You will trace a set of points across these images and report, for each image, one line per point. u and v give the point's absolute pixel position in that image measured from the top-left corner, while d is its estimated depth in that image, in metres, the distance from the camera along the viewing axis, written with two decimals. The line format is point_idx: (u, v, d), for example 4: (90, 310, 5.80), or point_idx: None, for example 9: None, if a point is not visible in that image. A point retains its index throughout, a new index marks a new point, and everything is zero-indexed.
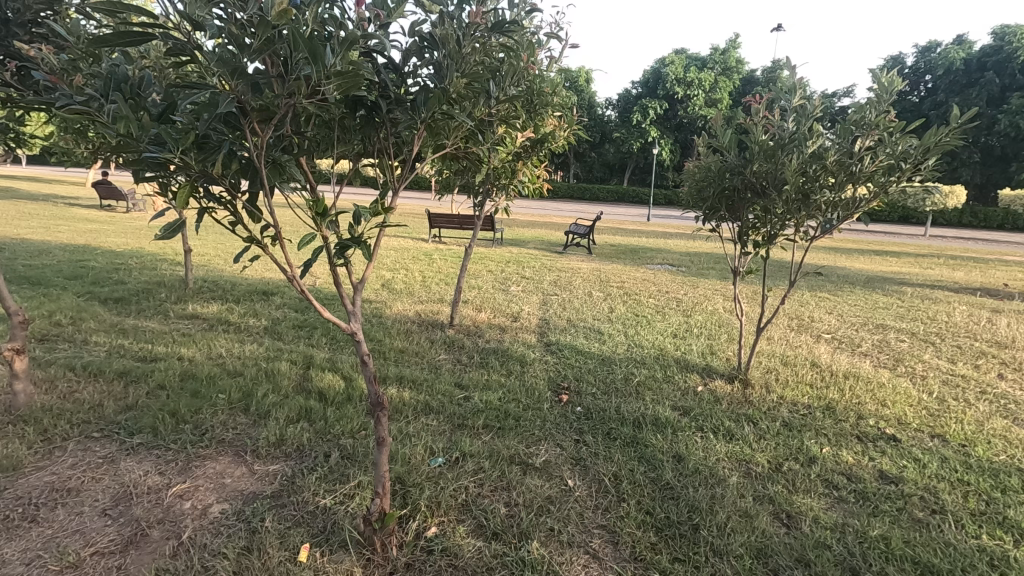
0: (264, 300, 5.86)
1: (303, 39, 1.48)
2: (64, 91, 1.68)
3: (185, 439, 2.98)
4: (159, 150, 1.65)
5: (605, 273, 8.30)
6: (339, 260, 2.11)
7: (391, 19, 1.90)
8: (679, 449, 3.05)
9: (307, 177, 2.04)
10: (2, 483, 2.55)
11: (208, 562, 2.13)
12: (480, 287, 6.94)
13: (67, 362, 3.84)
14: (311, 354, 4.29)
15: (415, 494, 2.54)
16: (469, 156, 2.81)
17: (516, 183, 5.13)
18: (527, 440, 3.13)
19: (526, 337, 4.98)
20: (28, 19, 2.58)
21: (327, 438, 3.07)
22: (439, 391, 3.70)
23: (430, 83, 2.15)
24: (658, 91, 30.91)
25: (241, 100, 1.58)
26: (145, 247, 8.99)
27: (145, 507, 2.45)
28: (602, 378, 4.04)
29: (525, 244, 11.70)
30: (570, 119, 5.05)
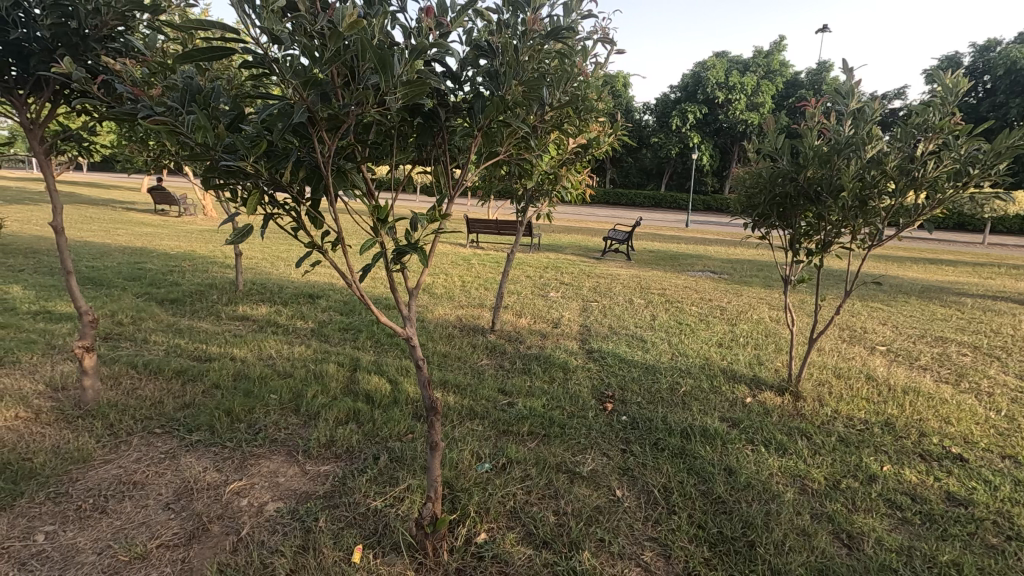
0: (311, 302, 6.01)
1: (372, 50, 1.51)
2: (144, 103, 1.76)
3: (240, 437, 3.08)
4: (233, 159, 1.70)
5: (646, 279, 8.20)
6: (395, 266, 2.14)
7: (451, 28, 1.92)
8: (730, 462, 2.97)
9: (368, 184, 2.08)
10: (74, 475, 2.69)
11: (266, 559, 2.18)
12: (520, 293, 6.95)
13: (129, 359, 4.02)
14: (357, 356, 4.37)
15: (464, 499, 2.55)
16: (519, 163, 2.81)
17: (560, 189, 5.11)
18: (573, 448, 3.10)
19: (569, 343, 4.95)
20: (105, 35, 2.74)
21: (376, 441, 3.11)
22: (483, 395, 3.71)
23: (486, 90, 2.17)
24: (698, 96, 30.39)
25: (312, 110, 1.62)
26: (197, 250, 9.35)
27: (205, 502, 2.53)
28: (647, 387, 3.97)
29: (563, 250, 11.66)
30: (615, 125, 5.02)
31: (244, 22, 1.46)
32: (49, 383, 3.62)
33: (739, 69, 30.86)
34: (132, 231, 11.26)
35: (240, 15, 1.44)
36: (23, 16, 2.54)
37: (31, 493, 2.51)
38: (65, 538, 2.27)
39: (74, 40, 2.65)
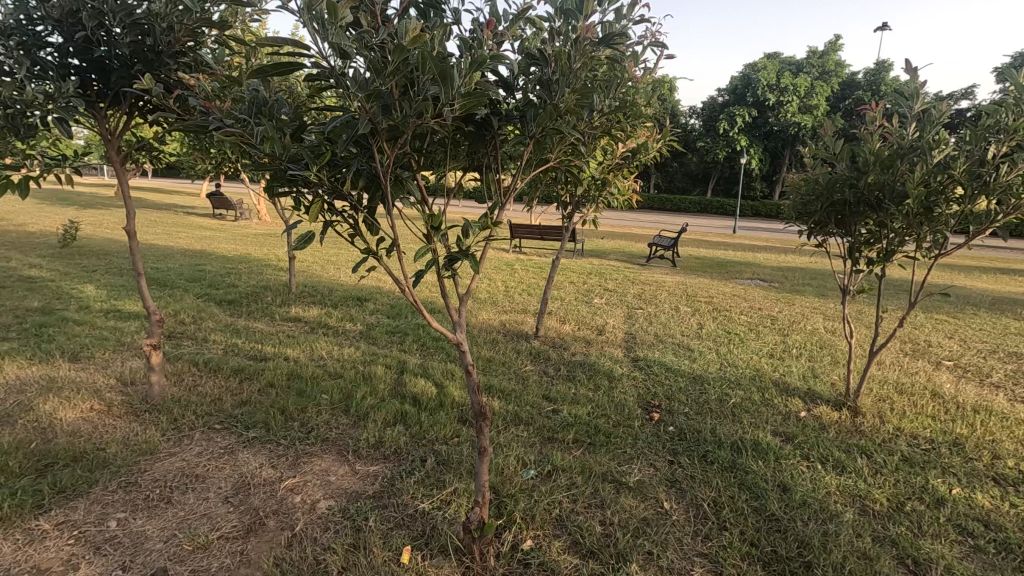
0: (359, 305, 6.17)
1: (434, 63, 1.55)
2: (216, 116, 1.86)
3: (294, 435, 3.18)
4: (298, 168, 1.78)
5: (692, 287, 8.03)
6: (447, 273, 2.18)
7: (505, 38, 1.95)
8: (783, 478, 2.86)
9: (422, 192, 2.12)
10: (143, 466, 2.84)
11: (319, 556, 2.24)
12: (563, 299, 6.93)
13: (191, 357, 4.23)
14: (403, 359, 4.45)
15: (510, 505, 2.56)
16: (569, 169, 2.81)
17: (606, 195, 5.08)
18: (618, 457, 3.06)
19: (613, 351, 4.90)
20: (178, 51, 2.91)
21: (423, 444, 3.16)
22: (527, 401, 3.72)
23: (538, 98, 2.19)
24: (747, 99, 29.60)
25: (373, 121, 1.67)
26: (252, 253, 9.75)
27: (262, 497, 2.63)
28: (695, 397, 3.88)
29: (606, 256, 11.54)
30: (663, 131, 4.95)
31: (315, 38, 1.52)
32: (119, 378, 3.84)
33: (791, 69, 29.87)
34: (192, 234, 11.85)
35: (311, 31, 1.50)
36: (106, 35, 2.70)
37: (104, 482, 2.67)
38: (135, 526, 2.40)
39: (149, 55, 2.82)
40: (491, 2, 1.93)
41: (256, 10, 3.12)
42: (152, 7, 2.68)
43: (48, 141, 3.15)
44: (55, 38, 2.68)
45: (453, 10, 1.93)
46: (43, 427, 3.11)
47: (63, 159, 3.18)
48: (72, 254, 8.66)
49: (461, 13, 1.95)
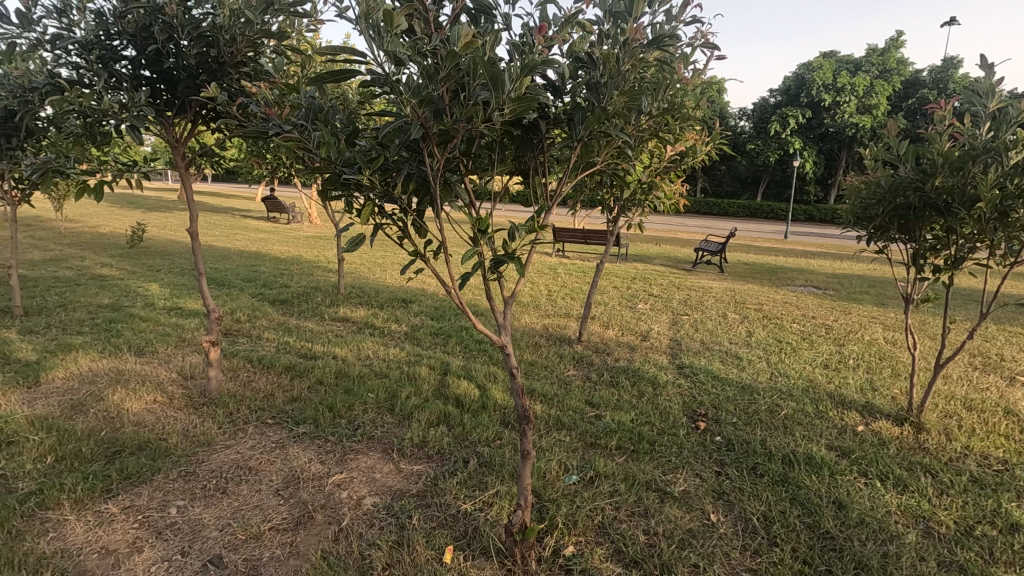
0: (404, 306, 6.29)
1: (486, 68, 1.57)
2: (276, 122, 1.94)
3: (341, 432, 3.26)
4: (351, 172, 1.84)
5: (741, 293, 7.79)
6: (493, 276, 2.19)
7: (555, 42, 1.95)
8: (839, 495, 2.73)
9: (470, 195, 2.15)
10: (201, 456, 2.98)
11: (365, 551, 2.30)
12: (607, 303, 6.86)
13: (246, 354, 4.41)
14: (446, 360, 4.51)
15: (552, 510, 2.54)
16: (616, 171, 2.77)
17: (652, 199, 5.00)
18: (663, 466, 3.00)
19: (658, 357, 4.80)
20: (240, 61, 3.05)
21: (465, 445, 3.19)
22: (570, 406, 3.69)
23: (587, 101, 2.18)
24: (801, 99, 28.56)
25: (425, 125, 1.71)
26: (303, 255, 10.09)
27: (310, 492, 2.71)
28: (744, 407, 3.76)
29: (651, 261, 11.34)
30: (713, 133, 4.83)
31: (371, 46, 1.56)
32: (180, 372, 4.05)
33: (849, 68, 28.64)
34: (249, 236, 12.37)
35: (368, 40, 1.55)
36: (174, 48, 2.88)
37: (166, 470, 2.82)
38: (193, 513, 2.52)
39: (213, 66, 2.98)
40: (541, 7, 1.93)
41: (313, 21, 3.24)
42: (216, 20, 2.83)
43: (119, 148, 3.32)
44: (129, 51, 2.86)
45: (503, 15, 1.95)
46: (112, 416, 3.31)
47: (133, 165, 3.29)
48: (139, 254, 9.20)
49: (511, 18, 1.96)
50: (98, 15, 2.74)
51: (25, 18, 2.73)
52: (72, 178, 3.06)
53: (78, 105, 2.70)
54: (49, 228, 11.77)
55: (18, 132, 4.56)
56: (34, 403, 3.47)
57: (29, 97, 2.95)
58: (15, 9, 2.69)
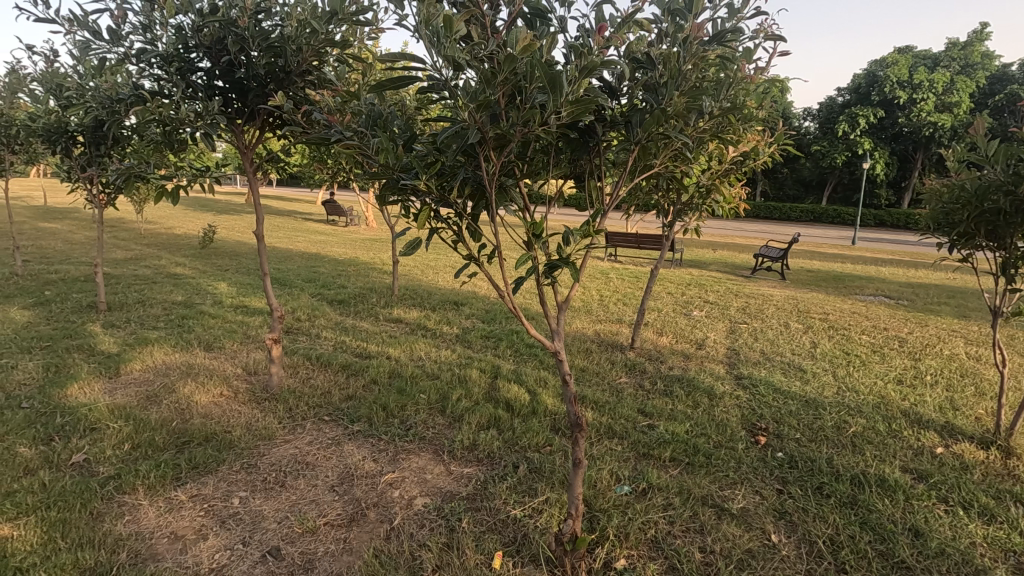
0: (456, 309, 6.36)
1: (544, 71, 1.56)
2: (338, 129, 2.00)
3: (394, 432, 3.32)
4: (409, 178, 1.86)
5: (804, 302, 7.43)
6: (547, 280, 2.16)
7: (613, 44, 1.91)
8: (915, 522, 2.54)
9: (525, 199, 2.13)
10: (262, 450, 3.10)
11: (415, 551, 2.32)
12: (661, 310, 6.69)
13: (305, 352, 4.58)
14: (497, 364, 4.51)
15: (603, 521, 2.49)
16: (674, 174, 2.69)
17: (711, 203, 4.84)
18: (720, 481, 2.88)
19: (714, 367, 4.64)
20: (305, 70, 3.17)
21: (515, 449, 3.18)
22: (622, 414, 3.61)
23: (645, 102, 2.13)
24: (872, 98, 27.05)
25: (482, 130, 1.71)
26: (359, 257, 10.40)
27: (364, 489, 2.77)
28: (808, 422, 3.57)
29: (707, 267, 10.99)
30: (776, 134, 4.63)
31: (430, 52, 1.57)
32: (245, 367, 4.25)
33: (926, 64, 26.91)
34: (309, 238, 12.87)
35: (427, 46, 1.56)
36: (246, 58, 3.02)
37: (230, 462, 2.95)
38: (254, 504, 2.62)
39: (280, 75, 3.12)
40: (598, 7, 1.90)
41: (374, 29, 3.32)
42: (284, 31, 2.96)
43: (193, 155, 3.51)
44: (205, 63, 3.02)
45: (558, 18, 1.93)
46: (183, 407, 3.50)
47: (206, 170, 3.46)
48: (209, 254, 9.75)
49: (567, 21, 1.94)
50: (178, 30, 2.90)
51: (115, 35, 2.93)
52: (152, 183, 3.27)
53: (159, 114, 2.88)
54: (130, 229, 12.65)
55: (106, 140, 4.93)
56: (114, 393, 3.72)
57: (116, 107, 3.16)
58: (107, 25, 2.90)
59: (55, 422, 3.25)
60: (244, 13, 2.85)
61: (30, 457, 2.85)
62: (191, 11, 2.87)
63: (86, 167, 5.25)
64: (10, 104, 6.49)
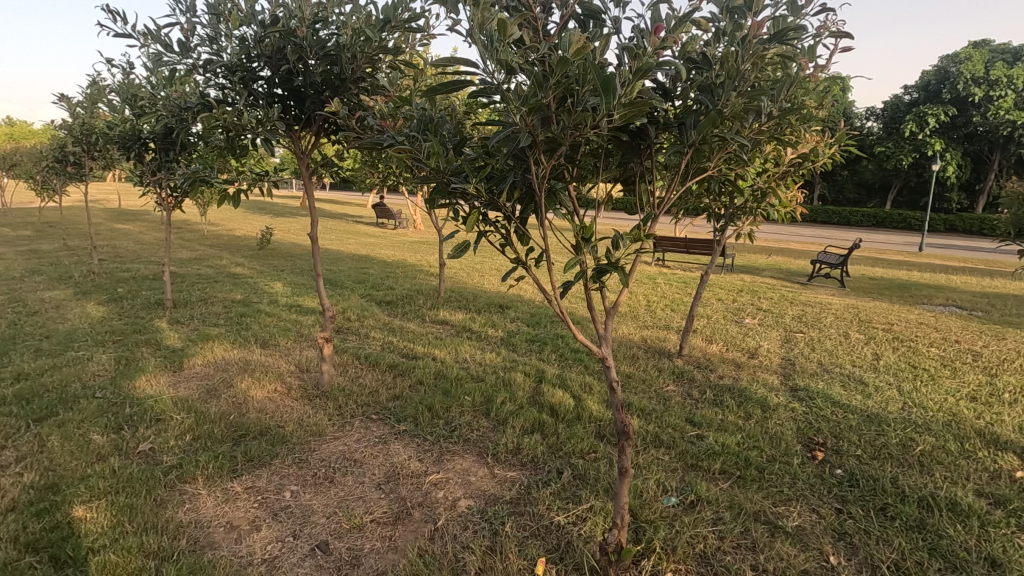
0: (501, 312, 6.37)
1: (597, 74, 1.53)
2: (390, 134, 2.04)
3: (439, 432, 3.35)
4: (459, 181, 1.88)
5: (866, 311, 7.04)
6: (595, 285, 2.12)
7: (669, 44, 1.86)
8: (992, 550, 2.36)
9: (574, 202, 2.11)
10: (312, 445, 3.19)
11: (459, 553, 2.32)
12: (710, 317, 6.50)
13: (354, 351, 4.70)
14: (542, 368, 4.49)
15: (649, 532, 2.43)
16: (729, 177, 2.59)
17: (765, 207, 4.67)
18: (774, 496, 2.75)
19: (768, 377, 4.46)
20: (358, 77, 3.26)
21: (559, 455, 3.15)
22: (669, 423, 3.52)
23: (699, 103, 2.06)
24: (943, 96, 25.51)
25: (533, 134, 1.70)
26: (407, 259, 10.59)
27: (409, 488, 2.80)
28: (869, 438, 3.38)
29: (760, 273, 10.61)
30: (838, 135, 4.42)
31: (483, 56, 1.57)
32: (297, 365, 4.39)
33: (1006, 59, 25.14)
34: (359, 241, 13.23)
35: (480, 50, 1.56)
36: (303, 67, 3.13)
37: (283, 456, 3.05)
38: (305, 499, 2.70)
39: (336, 82, 3.21)
40: (653, 7, 1.86)
41: (425, 35, 3.38)
42: (340, 40, 3.05)
43: (253, 160, 3.67)
44: (266, 72, 3.15)
45: (612, 19, 1.90)
46: (240, 402, 3.66)
47: (265, 175, 3.60)
48: (266, 256, 10.16)
49: (621, 21, 1.91)
50: (241, 41, 3.03)
51: (184, 47, 3.10)
52: (215, 187, 3.42)
53: (223, 121, 3.03)
54: (194, 232, 13.34)
55: (174, 146, 5.21)
56: (178, 386, 3.92)
57: (184, 115, 3.34)
58: (177, 38, 3.07)
59: (125, 412, 3.45)
60: (303, 23, 2.96)
61: (102, 444, 3.04)
62: (253, 22, 3.00)
63: (156, 171, 5.57)
64: (91, 113, 6.97)
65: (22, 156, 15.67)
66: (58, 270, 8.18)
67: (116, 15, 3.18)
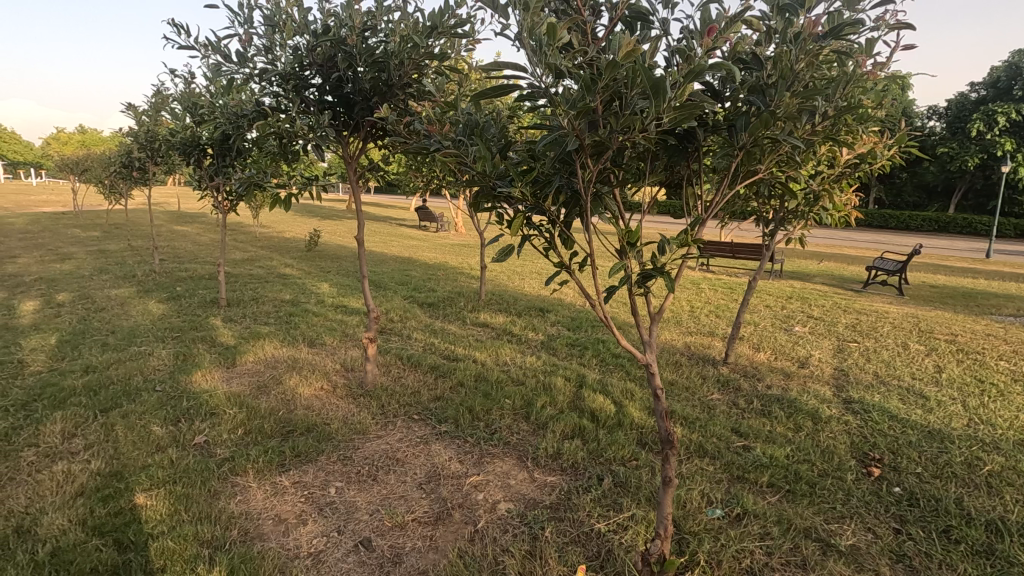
0: (541, 316, 6.36)
1: (647, 76, 1.51)
2: (437, 139, 2.07)
3: (479, 435, 3.37)
4: (504, 185, 1.89)
5: (928, 321, 6.67)
6: (640, 291, 2.09)
7: (719, 45, 1.83)
8: None
9: (619, 206, 2.08)
10: (357, 443, 3.27)
11: (499, 556, 2.33)
12: (758, 324, 6.29)
13: (397, 352, 4.78)
14: (583, 373, 4.45)
15: (693, 544, 2.37)
16: (781, 179, 2.50)
17: (818, 211, 4.49)
18: (826, 513, 2.64)
19: (819, 388, 4.28)
20: (405, 83, 3.33)
21: (600, 461, 3.11)
22: (714, 433, 3.42)
23: (750, 105, 2.01)
24: (1015, 93, 23.96)
25: (580, 138, 1.69)
26: (449, 262, 10.71)
27: (449, 489, 2.83)
28: (931, 456, 3.19)
29: (811, 279, 10.20)
30: (897, 135, 4.22)
31: (531, 60, 1.58)
32: (342, 364, 4.50)
33: None
34: (403, 243, 13.47)
35: (529, 54, 1.57)
36: (353, 74, 3.21)
37: (328, 453, 3.14)
38: (349, 495, 2.77)
39: (384, 88, 3.28)
40: (703, 8, 1.83)
41: (471, 40, 3.41)
42: (388, 47, 3.12)
43: (304, 165, 3.79)
44: (317, 80, 3.25)
45: (661, 20, 1.88)
46: (288, 398, 3.78)
47: (314, 179, 3.72)
48: (314, 257, 10.47)
49: (670, 22, 1.89)
50: (295, 50, 3.14)
51: (242, 57, 3.24)
52: (269, 191, 3.56)
53: (277, 128, 3.15)
54: (247, 233, 13.89)
55: (230, 152, 5.44)
56: (231, 382, 4.09)
57: (241, 122, 3.49)
58: (236, 49, 3.21)
59: (182, 405, 3.62)
60: (353, 31, 3.05)
61: (161, 436, 3.20)
62: (306, 32, 3.11)
63: (214, 176, 5.83)
64: (155, 121, 7.37)
65: (92, 162, 16.69)
66: (123, 269, 8.66)
67: (180, 28, 3.36)
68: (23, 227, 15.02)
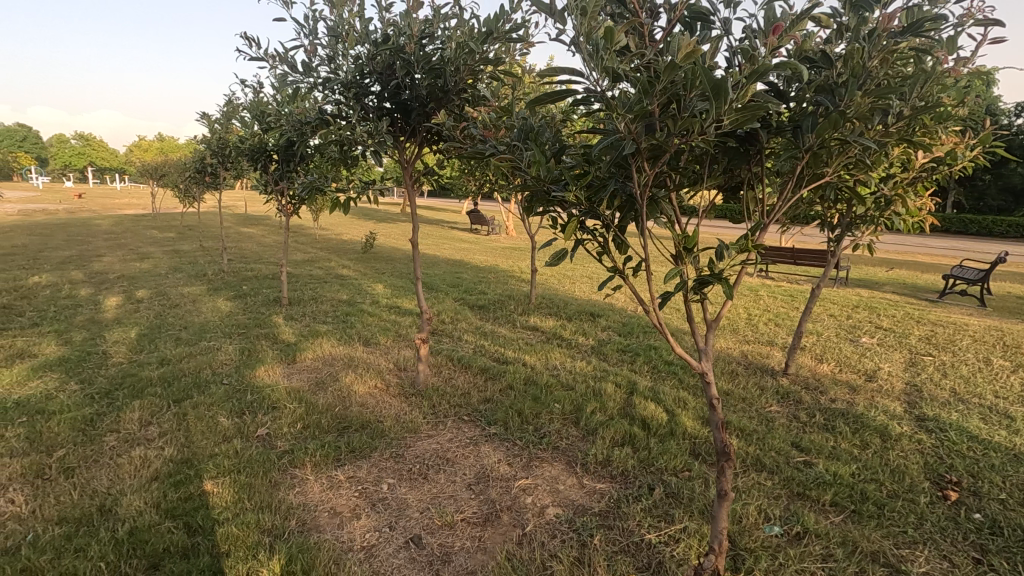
0: (592, 320, 6.30)
1: (707, 77, 1.48)
2: (493, 144, 2.09)
3: (528, 438, 3.37)
4: (558, 188, 1.88)
5: (1014, 335, 6.15)
6: (696, 297, 2.03)
7: (784, 43, 1.76)
8: None
9: (675, 210, 2.03)
10: (408, 441, 3.34)
11: (547, 561, 2.32)
12: (821, 334, 5.99)
13: (449, 353, 4.86)
14: (634, 379, 4.38)
15: (749, 562, 2.28)
16: (849, 183, 2.38)
17: (890, 216, 4.25)
18: (896, 537, 2.48)
19: (888, 403, 4.03)
20: (461, 89, 3.38)
21: (651, 470, 3.05)
22: (773, 446, 3.29)
23: (818, 105, 1.93)
24: None
25: (636, 141, 1.67)
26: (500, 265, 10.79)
27: (498, 491, 2.84)
28: (1018, 481, 2.94)
29: (881, 287, 9.63)
30: (982, 135, 3.93)
31: (588, 64, 1.58)
32: (395, 363, 4.62)
33: None
34: (454, 246, 13.67)
35: (586, 58, 1.57)
36: (410, 81, 3.29)
37: (381, 450, 3.22)
38: (400, 492, 2.83)
39: (440, 94, 3.35)
40: (768, 6, 1.78)
41: (525, 45, 3.43)
42: (445, 54, 3.19)
43: (363, 170, 3.92)
44: (376, 87, 3.35)
45: (722, 20, 1.83)
46: (344, 395, 3.91)
47: (372, 184, 3.83)
48: (370, 259, 10.79)
49: (731, 22, 1.84)
50: (356, 59, 3.25)
51: (307, 67, 3.39)
52: (329, 195, 3.70)
53: (338, 134, 3.27)
54: (308, 236, 14.48)
55: (294, 158, 5.69)
56: (291, 377, 4.27)
57: (305, 129, 3.65)
58: (302, 60, 3.36)
59: (247, 398, 3.81)
60: (411, 39, 3.13)
61: (227, 427, 3.38)
62: (367, 41, 3.22)
63: (278, 181, 6.11)
64: (226, 128, 7.80)
65: (170, 167, 17.88)
66: (195, 269, 9.21)
67: (252, 41, 3.56)
68: (110, 228, 16.25)
